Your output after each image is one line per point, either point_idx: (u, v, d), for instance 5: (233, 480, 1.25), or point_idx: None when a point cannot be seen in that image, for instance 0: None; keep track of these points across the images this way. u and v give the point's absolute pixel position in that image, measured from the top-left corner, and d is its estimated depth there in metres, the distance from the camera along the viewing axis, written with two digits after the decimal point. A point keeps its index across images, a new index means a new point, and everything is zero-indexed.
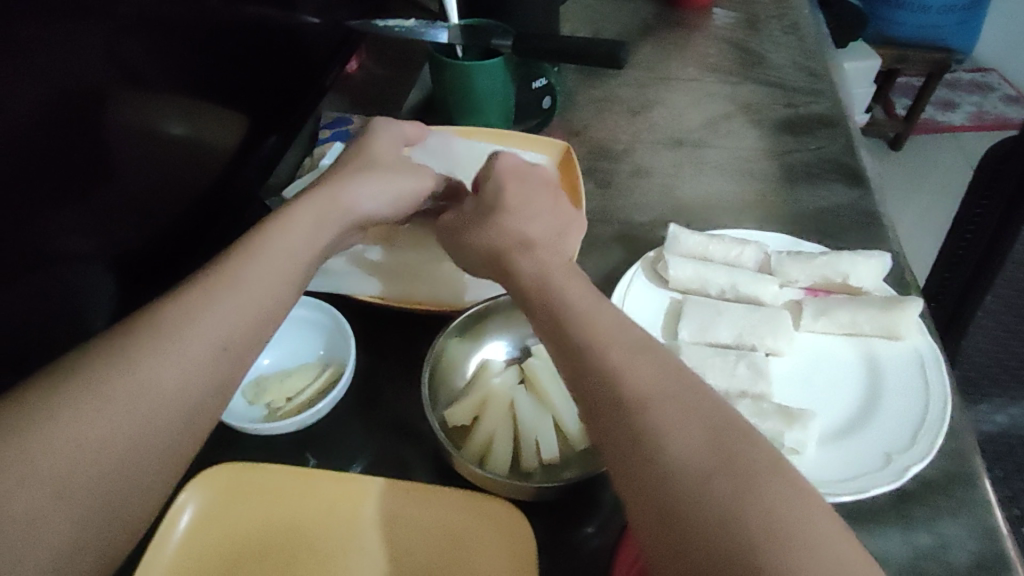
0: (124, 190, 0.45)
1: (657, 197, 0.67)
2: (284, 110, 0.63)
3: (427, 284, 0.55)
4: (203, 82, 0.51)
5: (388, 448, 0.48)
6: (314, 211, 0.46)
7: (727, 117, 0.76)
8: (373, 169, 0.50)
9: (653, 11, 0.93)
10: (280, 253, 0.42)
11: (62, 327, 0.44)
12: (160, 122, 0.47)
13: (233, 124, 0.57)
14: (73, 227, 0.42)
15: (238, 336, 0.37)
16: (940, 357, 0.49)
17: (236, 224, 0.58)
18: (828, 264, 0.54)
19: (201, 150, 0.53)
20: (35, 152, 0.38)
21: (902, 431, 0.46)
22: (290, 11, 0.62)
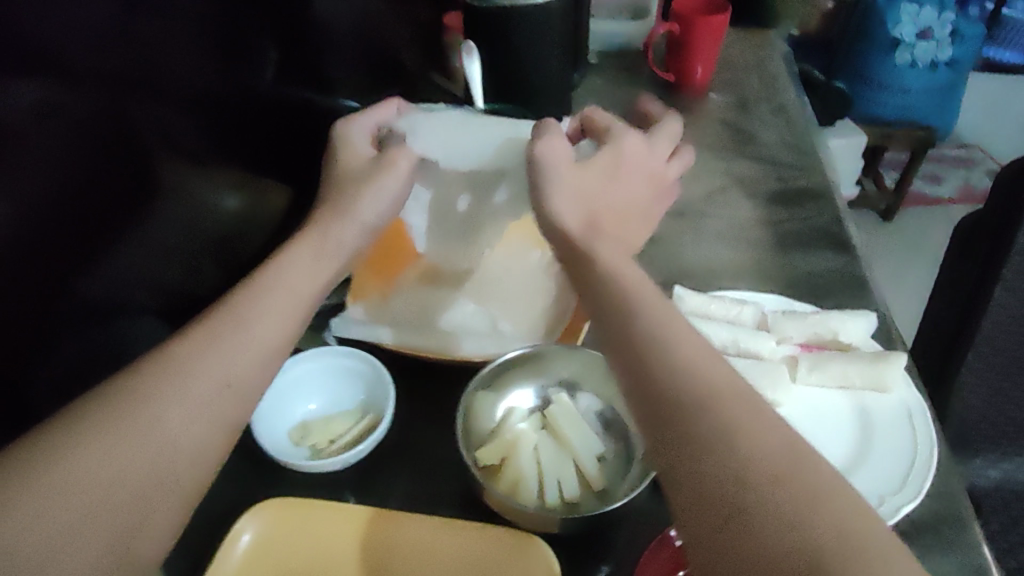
0: (167, 245, 0.53)
1: (661, 262, 0.73)
2: (304, 171, 0.69)
3: (422, 336, 0.60)
4: (229, 142, 0.56)
5: (418, 488, 0.52)
6: (306, 248, 0.47)
7: (724, 189, 0.83)
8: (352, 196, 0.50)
9: (654, 94, 1.02)
10: (287, 284, 0.45)
11: (103, 360, 0.50)
12: (205, 192, 0.55)
13: (257, 183, 0.61)
14: (126, 279, 0.50)
15: (246, 377, 0.40)
16: (925, 409, 0.54)
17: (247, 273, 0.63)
18: (820, 323, 0.59)
19: (223, 206, 0.58)
20: (71, 208, 0.43)
21: (893, 473, 0.50)
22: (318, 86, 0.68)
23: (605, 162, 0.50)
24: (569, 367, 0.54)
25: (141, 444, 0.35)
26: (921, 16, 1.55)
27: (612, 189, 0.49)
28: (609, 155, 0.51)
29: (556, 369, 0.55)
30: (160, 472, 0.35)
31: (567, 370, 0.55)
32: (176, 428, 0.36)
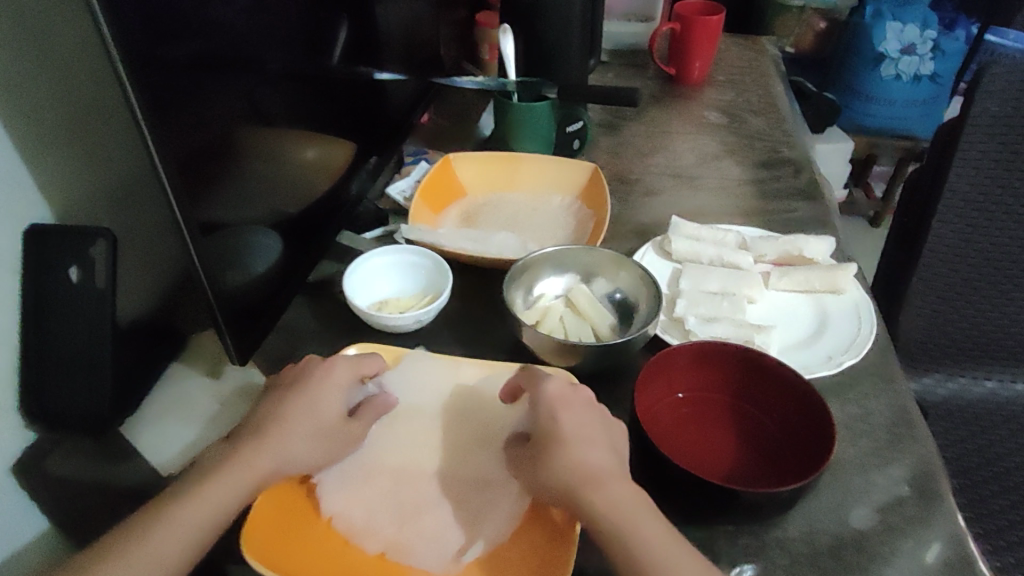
0: (270, 183, 0.70)
1: (662, 208, 0.88)
2: (347, 123, 0.85)
3: (464, 242, 0.74)
4: (285, 102, 0.71)
5: (463, 342, 0.67)
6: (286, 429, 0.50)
7: (717, 158, 0.99)
8: (300, 434, 0.50)
9: (661, 85, 1.18)
10: (273, 458, 0.48)
11: (232, 259, 0.65)
12: (296, 142, 0.74)
13: (309, 135, 0.77)
14: (245, 203, 0.66)
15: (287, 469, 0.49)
16: (870, 304, 0.69)
17: (313, 196, 0.78)
18: (788, 243, 0.74)
19: (285, 151, 0.73)
20: (195, 143, 0.58)
21: (843, 342, 0.64)
22: (351, 65, 0.85)
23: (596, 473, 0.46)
24: (586, 257, 0.67)
25: (200, 508, 0.46)
26: (906, 33, 1.65)
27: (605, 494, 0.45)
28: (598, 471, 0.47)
29: (575, 259, 0.67)
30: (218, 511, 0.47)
31: (585, 258, 0.67)
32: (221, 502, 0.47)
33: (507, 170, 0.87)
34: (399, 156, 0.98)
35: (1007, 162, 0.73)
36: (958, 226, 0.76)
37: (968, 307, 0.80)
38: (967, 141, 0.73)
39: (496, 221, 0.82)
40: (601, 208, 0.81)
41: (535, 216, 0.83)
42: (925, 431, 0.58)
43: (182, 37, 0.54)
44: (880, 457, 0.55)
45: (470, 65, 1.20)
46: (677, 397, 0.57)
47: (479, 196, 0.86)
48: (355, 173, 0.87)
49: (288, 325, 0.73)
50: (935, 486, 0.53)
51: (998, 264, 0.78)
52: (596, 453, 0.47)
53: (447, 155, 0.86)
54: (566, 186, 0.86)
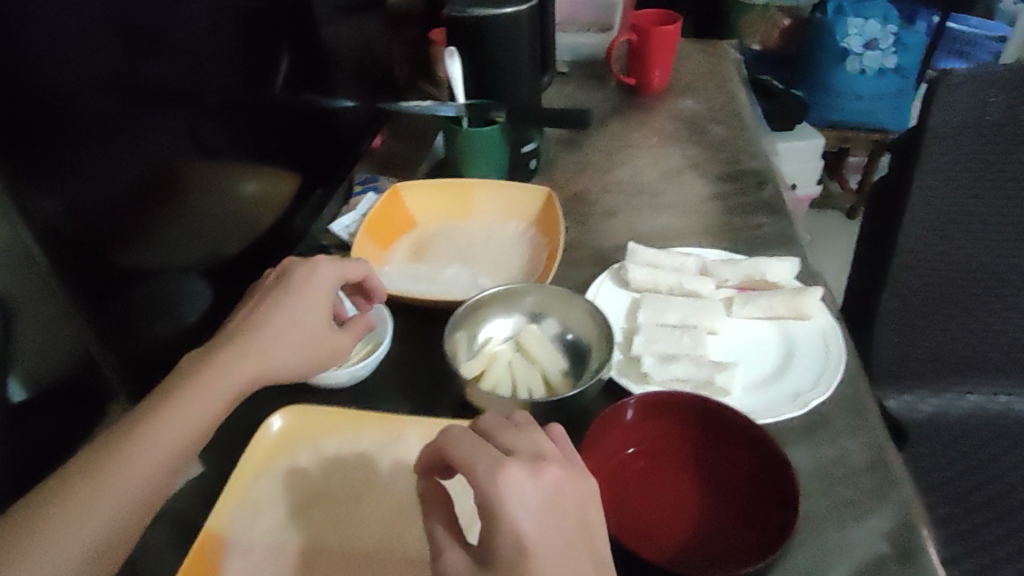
0: (203, 223, 0.65)
1: (624, 230, 0.84)
2: (289, 154, 0.80)
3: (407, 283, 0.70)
4: (214, 137, 0.66)
5: (413, 395, 0.63)
6: (277, 328, 0.54)
7: (679, 172, 0.95)
8: (292, 329, 0.55)
9: (621, 96, 1.15)
10: (262, 360, 0.53)
11: (154, 318, 0.60)
12: (229, 179, 0.69)
13: (244, 170, 0.71)
14: (171, 247, 0.61)
15: (275, 370, 0.53)
16: (838, 329, 0.65)
17: (252, 237, 0.73)
18: (750, 267, 0.71)
19: (218, 191, 0.67)
20: (108, 193, 0.52)
21: (811, 375, 0.61)
22: (293, 92, 0.80)
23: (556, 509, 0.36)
24: (533, 296, 0.64)
25: (192, 404, 0.48)
26: (867, 28, 1.64)
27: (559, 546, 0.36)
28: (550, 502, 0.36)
29: (521, 299, 0.64)
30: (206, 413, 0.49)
31: (532, 298, 0.64)
32: (205, 403, 0.49)
33: (457, 197, 0.83)
34: (348, 184, 0.94)
35: (973, 172, 0.70)
36: (929, 240, 0.73)
37: (943, 322, 0.78)
38: (931, 151, 0.69)
39: (448, 253, 0.78)
40: (557, 235, 0.76)
41: (489, 247, 0.79)
42: (902, 473, 0.54)
43: (78, 80, 0.49)
44: (857, 508, 0.52)
45: (425, 83, 1.15)
46: (626, 451, 0.53)
47: (430, 227, 0.82)
48: (301, 208, 0.82)
49: None
50: (917, 540, 0.50)
51: (971, 277, 0.75)
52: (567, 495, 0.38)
53: (395, 185, 0.82)
54: (521, 212, 0.82)
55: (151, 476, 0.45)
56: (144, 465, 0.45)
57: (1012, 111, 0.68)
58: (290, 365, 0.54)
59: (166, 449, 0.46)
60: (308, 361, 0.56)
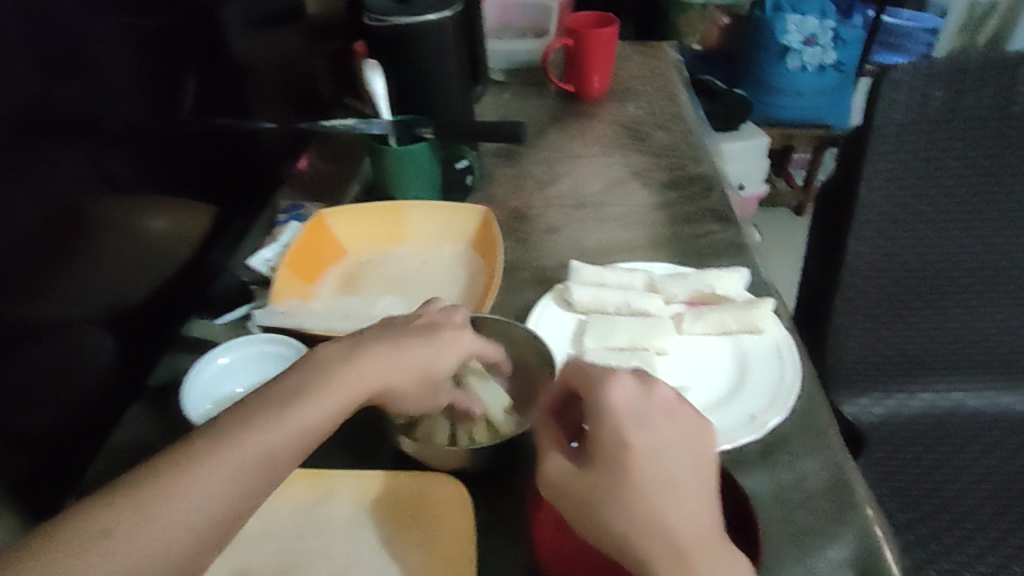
0: (102, 266, 0.58)
1: (567, 246, 0.80)
2: (204, 184, 0.73)
3: (332, 321, 0.65)
4: (110, 167, 0.59)
5: (341, 445, 0.58)
6: (423, 355, 0.50)
7: (622, 181, 0.92)
8: (428, 359, 0.50)
9: (561, 104, 1.11)
10: (385, 383, 0.49)
11: (40, 380, 0.52)
12: (133, 215, 0.62)
13: (151, 204, 0.64)
14: (61, 297, 0.54)
15: (399, 395, 0.49)
16: (792, 342, 0.62)
17: (164, 277, 0.66)
18: (698, 280, 0.67)
19: (120, 228, 0.60)
20: None
21: (767, 394, 0.57)
22: (206, 117, 0.73)
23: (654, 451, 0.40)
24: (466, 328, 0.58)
25: (289, 419, 0.44)
26: (806, 24, 1.64)
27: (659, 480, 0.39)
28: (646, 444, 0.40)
29: None
30: (299, 436, 0.44)
31: None
32: (300, 428, 0.44)
33: (388, 220, 0.77)
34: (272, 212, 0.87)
35: (918, 171, 0.68)
36: (876, 241, 0.71)
37: (896, 323, 0.75)
38: (875, 151, 0.67)
39: (379, 283, 0.72)
40: (495, 257, 0.71)
41: (424, 273, 0.74)
42: (865, 493, 0.51)
43: None
44: (820, 536, 0.48)
45: (355, 99, 1.10)
46: None
47: (361, 254, 0.76)
48: (219, 242, 0.75)
49: (126, 447, 0.61)
50: (883, 564, 0.47)
51: (921, 275, 0.73)
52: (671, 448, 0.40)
53: (320, 212, 0.76)
54: (457, 233, 0.77)
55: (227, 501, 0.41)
56: (226, 486, 0.41)
57: (956, 106, 0.66)
58: (396, 397, 0.49)
59: (255, 468, 0.42)
60: (419, 400, 0.50)
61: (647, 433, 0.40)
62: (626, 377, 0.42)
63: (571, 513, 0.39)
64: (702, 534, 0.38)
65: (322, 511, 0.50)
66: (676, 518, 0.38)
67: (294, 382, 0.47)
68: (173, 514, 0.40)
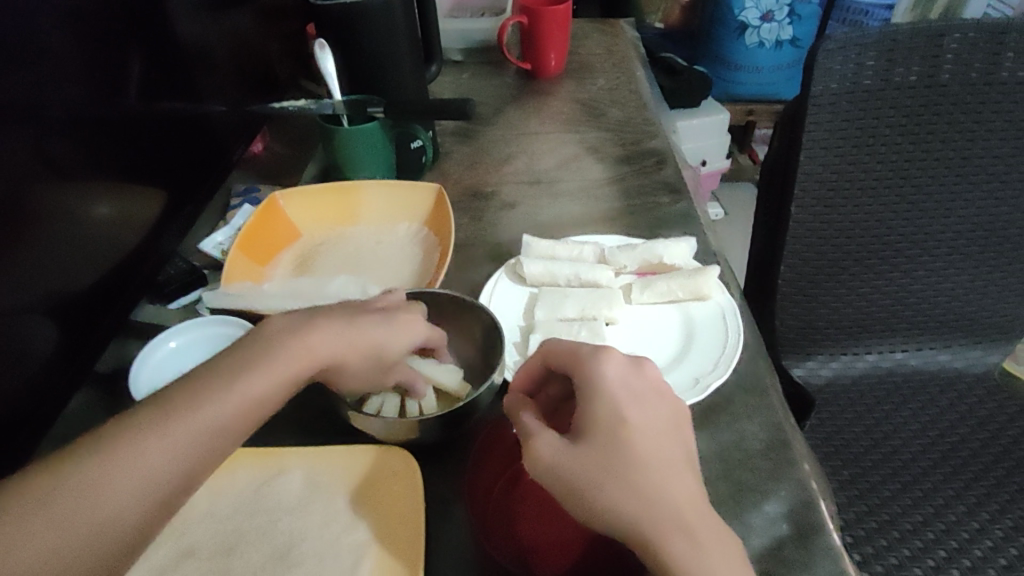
0: (44, 252, 0.57)
1: (521, 222, 0.81)
2: (152, 168, 0.72)
3: (286, 299, 0.65)
4: (50, 154, 0.58)
5: (297, 421, 0.59)
6: (366, 329, 0.51)
7: (577, 158, 0.93)
8: (373, 335, 0.51)
9: (519, 82, 1.11)
10: (331, 354, 0.49)
11: None
12: (77, 201, 0.61)
13: (96, 188, 0.63)
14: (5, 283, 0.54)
15: (346, 366, 0.50)
16: (736, 309, 0.64)
17: (111, 261, 0.66)
18: (647, 250, 0.69)
19: (63, 213, 0.59)
20: None
21: (710, 358, 0.59)
22: (153, 100, 0.72)
23: (649, 427, 0.40)
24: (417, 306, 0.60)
25: (238, 389, 0.45)
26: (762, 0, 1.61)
27: (652, 451, 0.39)
28: (641, 421, 0.40)
29: None
30: (248, 406, 0.45)
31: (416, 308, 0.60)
32: (250, 399, 0.45)
33: (342, 200, 0.77)
34: (226, 195, 0.87)
35: (853, 140, 0.70)
36: (818, 210, 0.73)
37: (840, 289, 0.78)
38: (811, 121, 0.68)
39: (333, 262, 0.73)
40: (448, 233, 0.72)
41: (379, 251, 0.74)
42: (801, 450, 0.53)
43: None
44: (757, 492, 0.50)
45: (311, 80, 1.09)
46: None
47: (315, 236, 0.76)
48: (172, 225, 0.75)
49: (79, 428, 0.62)
50: (815, 518, 0.49)
51: (861, 241, 0.75)
52: (667, 431, 0.41)
53: (272, 194, 0.76)
54: (411, 211, 0.77)
55: (175, 468, 0.41)
56: (174, 453, 0.42)
57: (887, 75, 0.68)
58: (341, 371, 0.50)
59: (202, 437, 0.42)
60: (362, 373, 0.51)
61: (644, 410, 0.41)
62: (621, 356, 0.43)
63: (562, 491, 0.38)
64: (695, 512, 0.39)
65: (276, 486, 0.50)
66: (676, 491, 0.39)
67: (242, 352, 0.47)
68: (126, 480, 0.40)
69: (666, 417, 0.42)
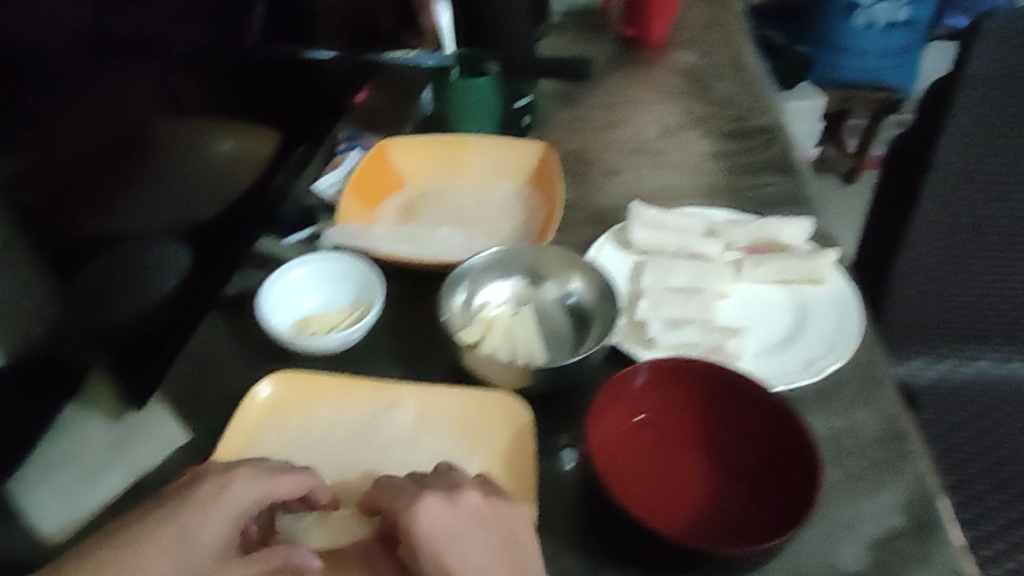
0: (175, 186, 0.60)
1: (624, 190, 0.80)
2: (268, 111, 0.73)
3: (396, 245, 0.67)
4: (185, 93, 0.60)
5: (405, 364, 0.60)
6: (212, 507, 0.44)
7: (683, 129, 0.91)
8: (215, 511, 0.43)
9: (622, 48, 1.08)
10: (163, 557, 0.42)
11: (119, 285, 0.56)
12: (203, 137, 0.63)
13: (219, 129, 0.65)
14: (142, 211, 0.56)
15: (199, 547, 0.43)
16: (853, 293, 0.61)
17: (232, 198, 0.68)
18: (761, 227, 0.66)
19: (190, 151, 0.61)
20: (54, 160, 0.48)
21: (825, 341, 0.57)
22: (270, 42, 0.73)
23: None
24: (533, 259, 0.59)
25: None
26: None
27: None
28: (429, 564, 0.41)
29: (523, 261, 0.60)
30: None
31: (531, 261, 0.60)
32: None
33: (450, 151, 0.77)
34: (333, 141, 0.88)
35: (999, 128, 0.67)
36: (947, 200, 0.69)
37: (958, 286, 0.74)
38: (959, 104, 0.66)
39: (439, 213, 0.73)
40: (555, 195, 0.72)
41: (485, 206, 0.75)
42: (920, 444, 0.51)
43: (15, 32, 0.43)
44: (871, 480, 0.49)
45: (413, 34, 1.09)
46: (636, 419, 0.50)
47: (421, 184, 0.77)
48: (284, 167, 0.76)
49: (200, 352, 0.65)
50: (934, 514, 0.47)
51: (987, 237, 0.71)
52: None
53: (381, 141, 0.77)
54: (517, 168, 0.77)
55: None
56: None
57: None
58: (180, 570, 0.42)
59: None
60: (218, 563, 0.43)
61: (462, 551, 0.42)
62: (437, 497, 0.43)
63: None
64: None
65: (391, 420, 0.53)
66: None
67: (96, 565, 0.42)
68: None
69: (482, 548, 0.42)
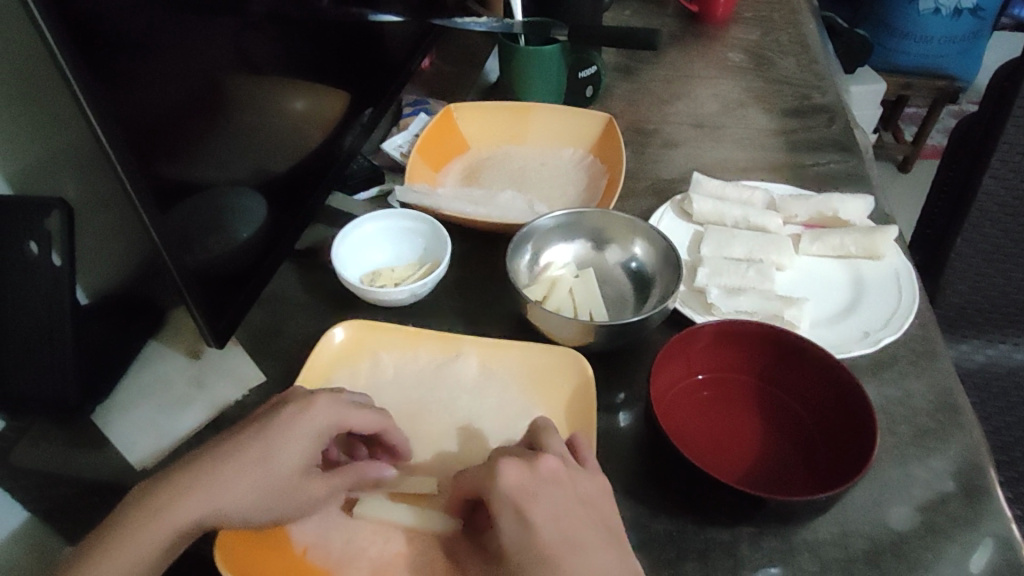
0: (255, 137, 0.63)
1: (683, 162, 0.81)
2: (339, 71, 0.76)
3: (461, 204, 0.69)
4: (269, 48, 0.62)
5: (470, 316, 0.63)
6: (297, 434, 0.45)
7: (742, 105, 0.91)
8: (300, 438, 0.45)
9: (682, 23, 1.08)
10: (247, 473, 0.43)
11: (210, 230, 0.59)
12: (280, 92, 0.65)
13: (296, 85, 0.68)
14: (225, 159, 0.59)
15: (279, 468, 0.44)
16: (911, 271, 0.62)
17: (303, 154, 0.71)
18: (822, 203, 0.67)
19: (269, 105, 0.64)
20: (167, 108, 0.50)
21: (882, 315, 0.58)
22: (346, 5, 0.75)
23: (555, 528, 0.41)
24: (596, 224, 0.62)
25: (186, 499, 0.42)
26: None
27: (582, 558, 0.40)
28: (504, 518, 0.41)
29: (586, 225, 0.62)
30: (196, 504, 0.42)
31: (593, 226, 0.62)
32: (200, 501, 0.42)
33: (514, 118, 0.79)
34: (398, 104, 0.91)
35: None
36: (1013, 183, 0.69)
37: (1017, 272, 0.73)
38: None
39: (502, 177, 0.76)
40: (616, 163, 0.74)
41: (546, 172, 0.77)
42: (972, 417, 0.53)
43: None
44: (923, 448, 0.50)
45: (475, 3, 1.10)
46: (698, 379, 0.53)
47: (484, 149, 0.79)
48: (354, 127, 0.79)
49: (276, 297, 0.69)
50: (984, 482, 0.49)
51: None
52: (579, 533, 0.41)
53: (448, 105, 0.79)
54: (579, 137, 0.79)
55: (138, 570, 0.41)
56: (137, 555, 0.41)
57: None
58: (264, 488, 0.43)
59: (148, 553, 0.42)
60: (298, 483, 0.44)
61: (541, 505, 0.41)
62: (512, 458, 0.43)
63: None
64: None
65: (458, 369, 0.56)
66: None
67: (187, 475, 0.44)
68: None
69: (559, 502, 0.42)
